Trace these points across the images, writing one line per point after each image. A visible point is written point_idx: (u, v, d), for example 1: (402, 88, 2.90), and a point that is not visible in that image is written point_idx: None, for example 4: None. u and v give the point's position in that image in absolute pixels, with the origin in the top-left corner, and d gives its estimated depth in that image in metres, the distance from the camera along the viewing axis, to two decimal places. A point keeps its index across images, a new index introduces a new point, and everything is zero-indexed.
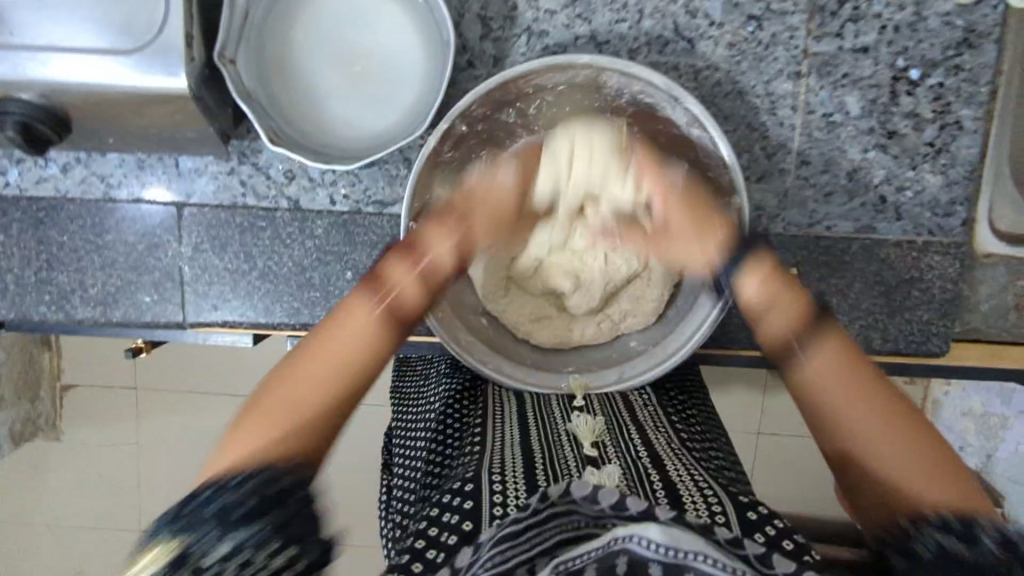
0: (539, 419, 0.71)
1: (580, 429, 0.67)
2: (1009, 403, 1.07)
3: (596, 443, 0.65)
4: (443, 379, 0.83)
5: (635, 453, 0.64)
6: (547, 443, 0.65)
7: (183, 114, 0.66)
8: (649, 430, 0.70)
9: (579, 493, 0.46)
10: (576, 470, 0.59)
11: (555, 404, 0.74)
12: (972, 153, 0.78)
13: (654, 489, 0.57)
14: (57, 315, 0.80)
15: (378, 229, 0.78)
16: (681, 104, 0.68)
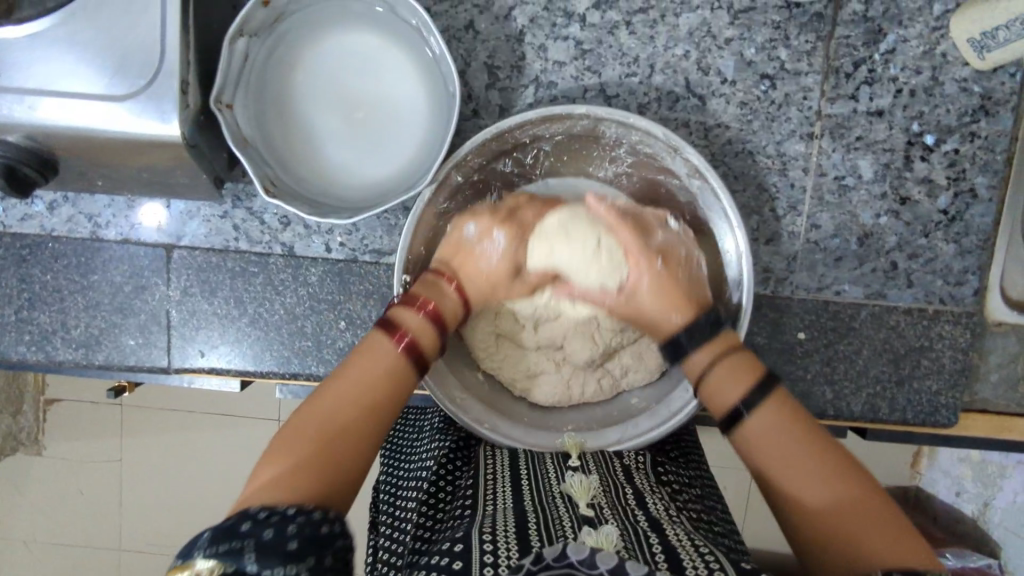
0: (531, 474, 0.65)
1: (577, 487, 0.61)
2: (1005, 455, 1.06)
3: (594, 502, 0.58)
4: (436, 435, 0.78)
5: (632, 512, 0.59)
6: (539, 499, 0.60)
7: (175, 159, 0.64)
8: (648, 490, 0.65)
9: (576, 555, 0.44)
10: (572, 529, 0.53)
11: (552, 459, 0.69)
12: (986, 222, 0.76)
13: (654, 555, 0.51)
14: (38, 357, 0.77)
15: (374, 279, 0.76)
16: (681, 154, 0.64)
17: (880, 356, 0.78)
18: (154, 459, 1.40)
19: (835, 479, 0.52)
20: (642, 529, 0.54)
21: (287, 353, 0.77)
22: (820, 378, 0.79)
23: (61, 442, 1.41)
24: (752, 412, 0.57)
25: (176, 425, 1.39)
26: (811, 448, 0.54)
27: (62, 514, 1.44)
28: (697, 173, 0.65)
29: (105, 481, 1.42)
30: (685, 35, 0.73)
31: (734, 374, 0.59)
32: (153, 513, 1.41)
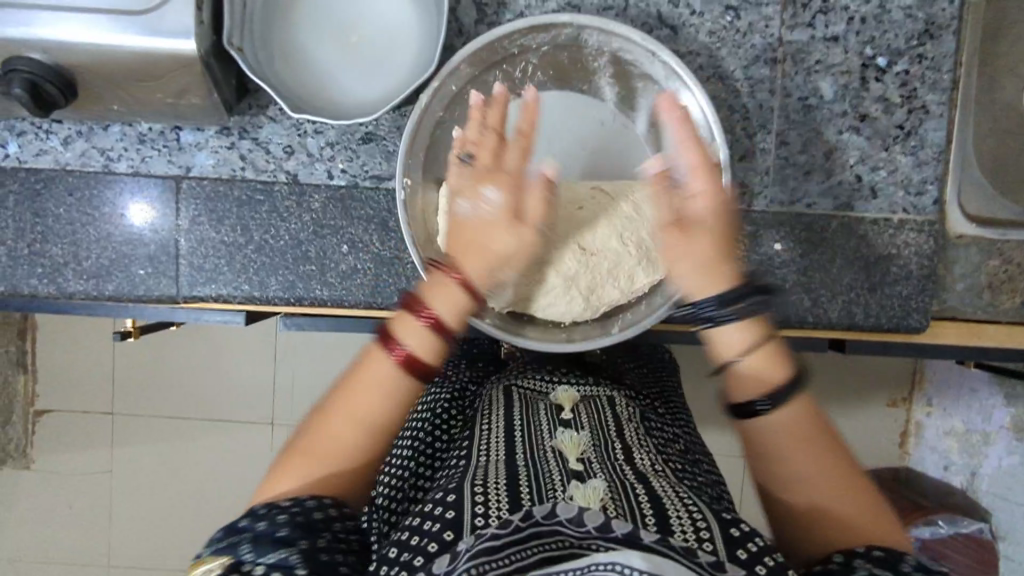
0: (525, 430, 0.67)
1: (565, 440, 0.64)
2: (989, 420, 1.18)
3: (583, 456, 0.61)
4: (430, 389, 0.85)
5: (623, 467, 0.61)
6: (531, 454, 0.62)
7: (189, 78, 0.69)
8: (636, 446, 0.67)
9: (565, 513, 0.45)
10: (561, 484, 0.55)
11: (543, 411, 0.73)
12: (939, 136, 0.83)
13: (640, 501, 0.53)
14: (50, 289, 0.80)
15: (374, 202, 0.80)
16: (659, 57, 0.73)
17: (852, 265, 0.84)
18: (147, 463, 1.48)
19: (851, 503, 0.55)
20: (630, 482, 0.56)
21: (292, 277, 0.81)
22: (797, 287, 0.84)
23: (55, 451, 1.47)
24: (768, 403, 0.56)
25: (168, 428, 1.47)
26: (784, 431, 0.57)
27: (55, 523, 1.49)
28: (674, 74, 0.74)
29: (98, 488, 1.48)
30: None
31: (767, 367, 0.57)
32: (148, 516, 1.49)
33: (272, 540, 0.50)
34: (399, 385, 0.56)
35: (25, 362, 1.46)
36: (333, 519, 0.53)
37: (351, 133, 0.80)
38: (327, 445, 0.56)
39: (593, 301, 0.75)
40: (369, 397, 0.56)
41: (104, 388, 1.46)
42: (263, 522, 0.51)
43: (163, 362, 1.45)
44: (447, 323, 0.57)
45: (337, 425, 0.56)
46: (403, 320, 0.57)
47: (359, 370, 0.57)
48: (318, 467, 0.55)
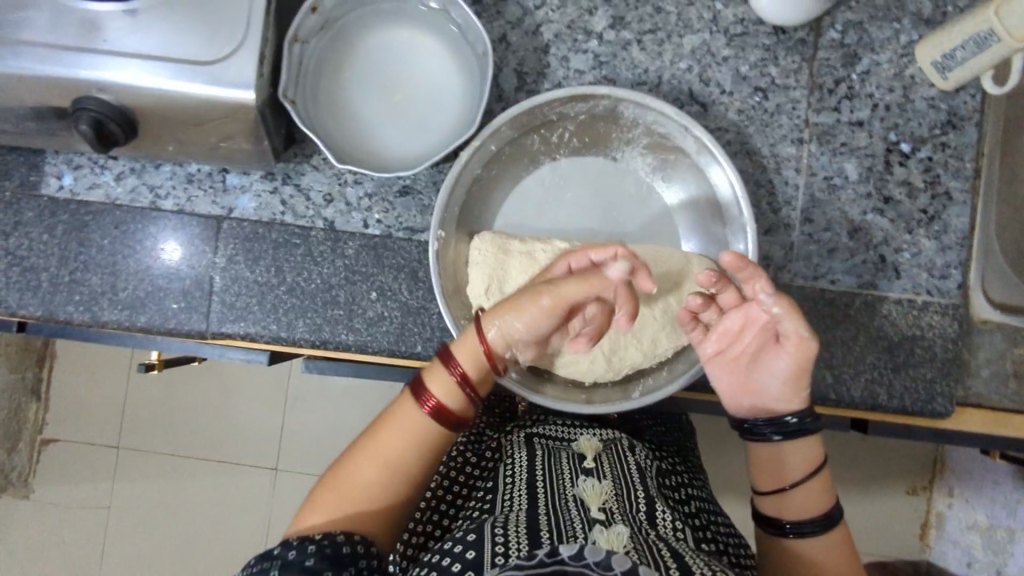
0: (548, 483, 0.68)
1: (587, 492, 0.64)
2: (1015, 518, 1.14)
3: (604, 507, 0.61)
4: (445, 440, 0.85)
5: (644, 526, 0.60)
6: (553, 506, 0.63)
7: (244, 124, 0.72)
8: (658, 504, 0.66)
9: (592, 556, 0.44)
10: (584, 532, 0.56)
11: (565, 462, 0.73)
12: (962, 222, 0.85)
13: (662, 556, 0.53)
14: (84, 316, 0.82)
15: (406, 253, 0.82)
16: (691, 131, 0.76)
17: (875, 344, 0.84)
18: (147, 502, 1.46)
19: None
20: (652, 540, 0.56)
21: (320, 321, 0.82)
22: (820, 363, 0.83)
23: (57, 483, 1.47)
24: (793, 476, 0.71)
25: (171, 468, 1.46)
26: (779, 497, 0.71)
27: (48, 558, 1.47)
28: (704, 148, 0.77)
29: (95, 525, 1.46)
30: (687, 51, 0.84)
31: (798, 460, 0.71)
32: (141, 557, 1.45)
33: (299, 567, 0.57)
34: (423, 431, 0.68)
35: (39, 390, 1.48)
36: (358, 556, 0.60)
37: (389, 186, 0.83)
38: (356, 485, 0.66)
39: (615, 363, 0.77)
40: (396, 431, 0.67)
41: (113, 423, 1.47)
42: (294, 551, 0.58)
43: (175, 399, 1.46)
44: (469, 377, 0.68)
45: (362, 465, 0.67)
46: (431, 372, 0.68)
47: (380, 426, 0.68)
48: (348, 504, 0.65)
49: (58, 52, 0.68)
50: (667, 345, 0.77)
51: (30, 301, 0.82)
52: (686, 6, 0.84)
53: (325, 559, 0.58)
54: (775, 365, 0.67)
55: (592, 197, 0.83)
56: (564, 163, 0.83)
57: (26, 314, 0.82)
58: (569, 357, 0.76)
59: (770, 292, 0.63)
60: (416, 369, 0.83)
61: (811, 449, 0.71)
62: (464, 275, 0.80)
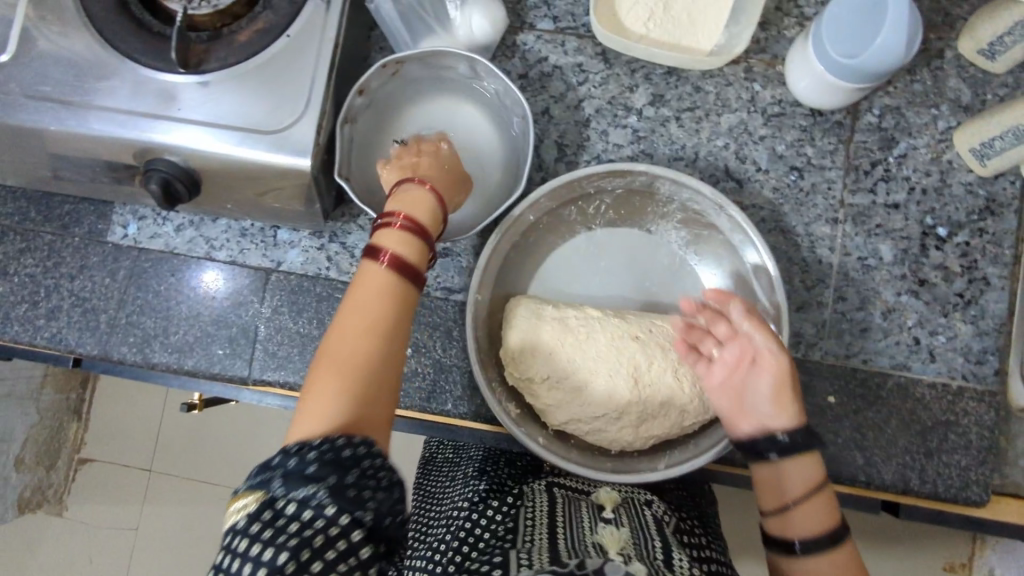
0: (567, 529, 0.69)
1: (605, 538, 0.66)
2: None
3: (623, 551, 0.63)
4: (469, 483, 0.85)
5: (660, 567, 0.61)
6: (572, 545, 0.65)
7: (299, 187, 0.77)
8: (673, 548, 0.68)
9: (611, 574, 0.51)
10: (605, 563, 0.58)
11: (585, 513, 0.74)
12: (1000, 308, 0.84)
13: None
14: (136, 357, 0.86)
15: (443, 312, 0.85)
16: (726, 210, 0.78)
17: (907, 427, 0.83)
18: (174, 528, 1.49)
19: None
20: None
21: None
22: (851, 444, 0.83)
23: (90, 503, 1.51)
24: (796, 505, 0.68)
25: (200, 496, 1.49)
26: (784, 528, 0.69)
27: None
28: (738, 227, 0.79)
29: (122, 547, 1.50)
30: (724, 129, 0.87)
31: (803, 490, 0.68)
32: None
33: (302, 476, 0.52)
34: (390, 281, 0.63)
35: (81, 409, 1.54)
36: (364, 457, 0.55)
37: None
38: (340, 346, 0.59)
39: (642, 433, 0.77)
40: (364, 288, 0.62)
41: (148, 448, 1.51)
42: (295, 458, 0.53)
43: (208, 429, 1.50)
44: (417, 227, 0.67)
45: (347, 338, 0.60)
46: (376, 236, 0.66)
47: (357, 289, 0.63)
48: (340, 388, 0.57)
49: (135, 118, 0.74)
50: (693, 417, 0.77)
51: (87, 340, 0.87)
52: (725, 86, 0.87)
53: (327, 462, 0.53)
54: (759, 386, 0.70)
55: (623, 268, 0.85)
56: (597, 233, 0.86)
57: (83, 351, 0.87)
58: (597, 425, 0.77)
59: (741, 310, 0.72)
60: (445, 425, 0.85)
61: (811, 471, 0.69)
62: (497, 338, 0.82)
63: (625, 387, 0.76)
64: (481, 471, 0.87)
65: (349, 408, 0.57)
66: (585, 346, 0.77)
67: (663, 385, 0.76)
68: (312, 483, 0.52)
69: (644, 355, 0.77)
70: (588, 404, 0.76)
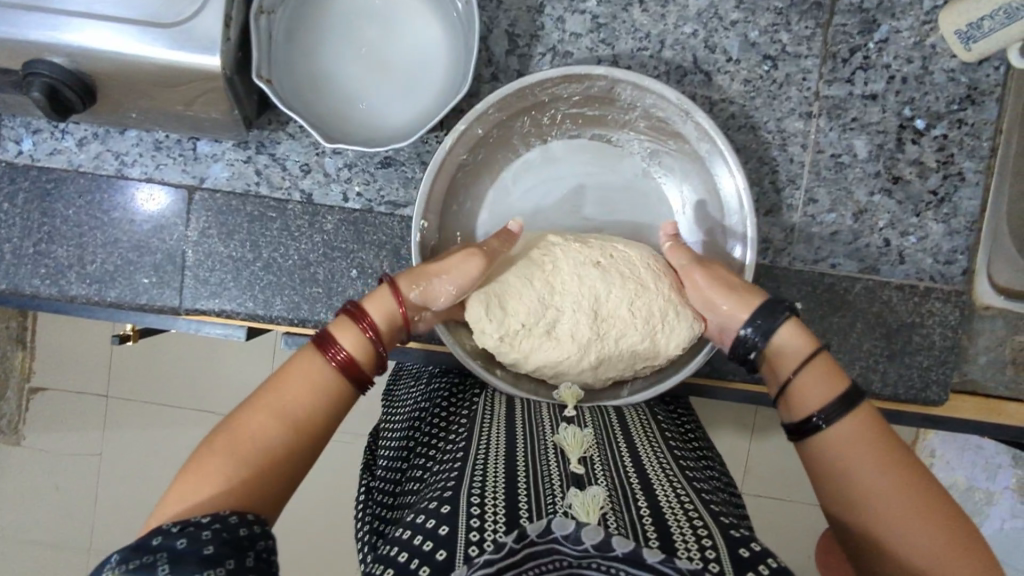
0: (527, 432, 0.61)
1: (567, 438, 0.56)
2: (993, 479, 1.14)
3: (585, 458, 0.54)
4: (431, 392, 0.78)
5: (625, 472, 0.54)
6: (529, 455, 0.56)
7: (213, 93, 0.67)
8: (642, 449, 0.61)
9: (561, 529, 0.40)
10: (561, 491, 0.48)
11: (545, 413, 0.67)
12: (973, 204, 0.80)
13: (644, 528, 0.45)
14: (51, 290, 0.79)
15: (389, 228, 0.79)
16: (692, 117, 0.70)
17: (873, 330, 0.81)
18: (136, 453, 1.40)
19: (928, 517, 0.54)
20: (633, 492, 0.50)
21: (298, 299, 0.79)
22: None
23: (46, 434, 1.41)
24: (830, 421, 0.59)
25: (160, 420, 1.39)
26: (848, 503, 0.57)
27: (38, 511, 1.42)
28: (706, 136, 0.72)
29: (85, 476, 1.41)
30: (693, 14, 0.78)
31: (814, 385, 0.61)
32: (131, 510, 1.40)
33: (196, 559, 0.44)
34: (331, 381, 0.60)
35: (24, 338, 1.39)
36: (258, 538, 0.49)
37: (369, 157, 0.79)
38: (248, 442, 0.55)
39: (601, 373, 0.70)
40: (308, 378, 0.59)
41: (100, 373, 1.39)
42: (185, 539, 0.45)
43: (163, 354, 1.38)
44: (357, 361, 0.61)
45: (260, 423, 0.56)
46: (340, 327, 0.62)
47: (292, 368, 0.59)
48: (226, 476, 0.52)
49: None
50: (654, 353, 0.69)
51: None
52: None
53: (227, 543, 0.46)
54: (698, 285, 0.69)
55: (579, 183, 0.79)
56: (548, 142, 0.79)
57: None
58: (563, 370, 0.69)
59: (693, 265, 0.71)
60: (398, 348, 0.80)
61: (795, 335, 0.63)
62: None
63: (586, 323, 0.68)
64: (445, 375, 0.81)
65: (232, 500, 0.51)
66: (552, 278, 0.68)
67: (627, 323, 0.68)
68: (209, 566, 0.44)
69: (605, 283, 0.68)
70: (548, 347, 0.68)
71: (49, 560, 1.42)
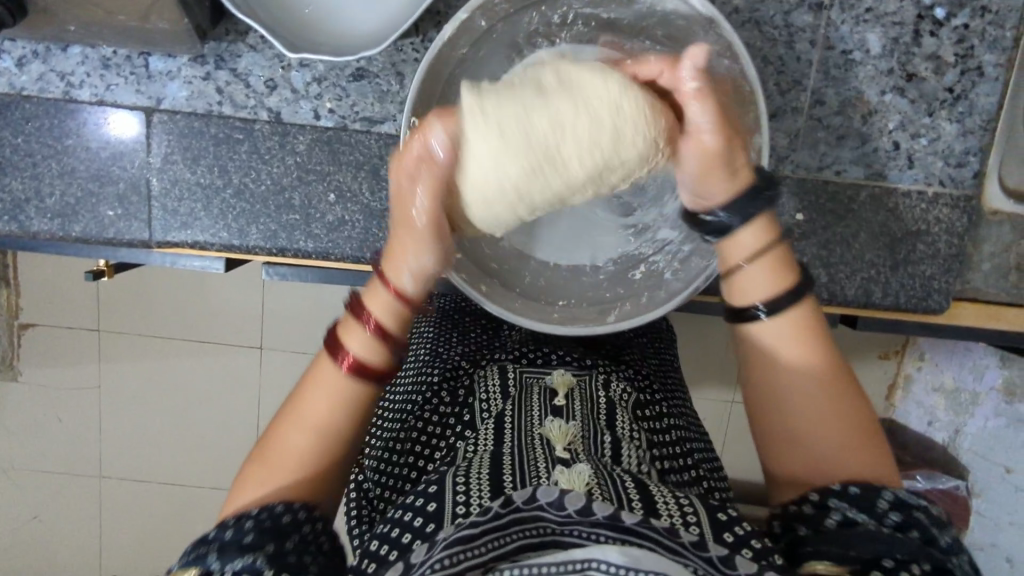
0: (515, 420, 0.61)
1: (552, 431, 0.57)
2: (981, 379, 1.13)
3: (571, 445, 0.55)
4: (424, 370, 0.78)
5: (611, 460, 0.55)
6: (514, 445, 0.56)
7: (159, 1, 0.60)
8: (627, 431, 0.61)
9: (545, 497, 0.42)
10: (546, 470, 0.50)
11: (534, 399, 0.66)
12: (990, 102, 0.75)
13: (626, 490, 0.46)
14: (11, 226, 0.74)
15: (366, 148, 0.73)
16: (716, 25, 0.65)
17: (876, 240, 0.78)
18: (135, 385, 1.39)
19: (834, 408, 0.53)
20: (617, 469, 0.51)
21: (275, 227, 0.74)
22: (816, 262, 0.79)
23: (41, 369, 1.38)
24: (772, 313, 0.54)
25: (155, 351, 1.37)
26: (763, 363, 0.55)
27: (42, 445, 1.43)
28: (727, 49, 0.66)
29: (86, 410, 1.41)
30: None
31: (773, 278, 0.55)
32: (137, 438, 1.42)
33: (239, 546, 0.47)
34: (349, 381, 0.53)
35: (6, 275, 1.33)
36: (317, 532, 0.50)
37: (340, 69, 0.72)
38: (280, 446, 0.54)
39: None
40: (324, 383, 0.53)
41: (86, 307, 1.35)
42: (233, 529, 0.48)
43: (151, 285, 1.33)
44: (387, 332, 0.54)
45: (292, 432, 0.53)
46: (345, 327, 0.54)
47: (309, 373, 0.55)
48: (264, 480, 0.52)
49: None
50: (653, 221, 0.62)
51: None
52: None
53: (267, 532, 0.48)
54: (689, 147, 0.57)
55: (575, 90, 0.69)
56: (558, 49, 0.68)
57: None
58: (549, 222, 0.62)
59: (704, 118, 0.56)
60: None
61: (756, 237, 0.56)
62: None
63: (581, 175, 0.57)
64: (436, 356, 0.80)
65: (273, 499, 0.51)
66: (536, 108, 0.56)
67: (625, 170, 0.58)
68: (252, 551, 0.46)
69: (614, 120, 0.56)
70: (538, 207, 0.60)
71: (66, 489, 1.45)
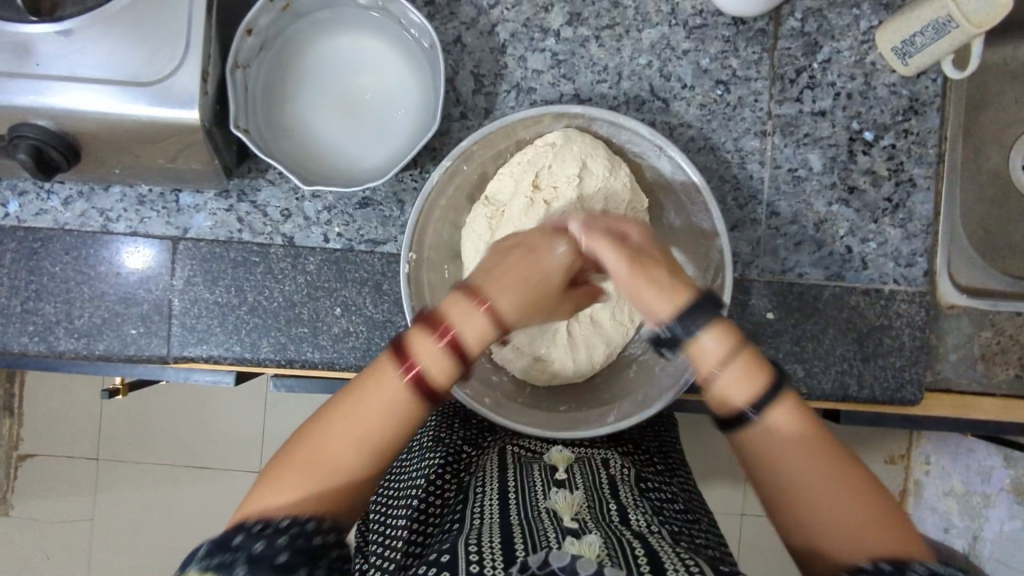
0: (522, 493, 0.63)
1: (559, 504, 0.59)
2: (989, 481, 1.16)
3: (577, 516, 0.57)
4: (426, 454, 0.78)
5: (619, 527, 0.57)
6: (522, 517, 0.58)
7: (192, 146, 0.70)
8: (631, 508, 0.62)
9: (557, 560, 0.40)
10: (555, 542, 0.51)
11: (539, 475, 0.69)
12: (927, 209, 0.84)
13: (637, 563, 0.48)
14: (40, 347, 0.80)
15: (369, 266, 0.81)
16: (665, 152, 0.75)
17: (844, 334, 0.84)
18: (130, 513, 1.37)
19: (846, 473, 0.52)
20: (627, 541, 0.53)
21: (284, 339, 0.81)
22: (791, 357, 0.84)
23: (37, 501, 1.37)
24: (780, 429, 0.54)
25: (153, 476, 1.37)
26: (853, 479, 0.52)
27: None
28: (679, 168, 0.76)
29: (77, 541, 1.37)
30: (647, 46, 0.83)
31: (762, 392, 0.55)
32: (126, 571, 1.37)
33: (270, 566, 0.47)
34: (402, 399, 0.53)
35: (12, 404, 1.37)
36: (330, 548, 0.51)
37: (347, 199, 0.81)
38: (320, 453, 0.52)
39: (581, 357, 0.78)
40: (374, 398, 0.53)
41: (90, 432, 1.37)
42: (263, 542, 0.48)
43: (155, 411, 1.37)
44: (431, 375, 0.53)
45: (344, 440, 0.52)
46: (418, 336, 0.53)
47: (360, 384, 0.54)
48: (310, 486, 0.51)
49: None
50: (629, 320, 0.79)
51: None
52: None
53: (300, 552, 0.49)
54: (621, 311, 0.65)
55: (586, 196, 0.76)
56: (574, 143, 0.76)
57: None
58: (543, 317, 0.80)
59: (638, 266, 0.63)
60: None
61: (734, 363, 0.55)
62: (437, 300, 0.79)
63: None
64: (435, 440, 0.80)
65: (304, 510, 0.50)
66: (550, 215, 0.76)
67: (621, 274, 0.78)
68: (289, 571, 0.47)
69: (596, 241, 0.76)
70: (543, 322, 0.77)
71: None
